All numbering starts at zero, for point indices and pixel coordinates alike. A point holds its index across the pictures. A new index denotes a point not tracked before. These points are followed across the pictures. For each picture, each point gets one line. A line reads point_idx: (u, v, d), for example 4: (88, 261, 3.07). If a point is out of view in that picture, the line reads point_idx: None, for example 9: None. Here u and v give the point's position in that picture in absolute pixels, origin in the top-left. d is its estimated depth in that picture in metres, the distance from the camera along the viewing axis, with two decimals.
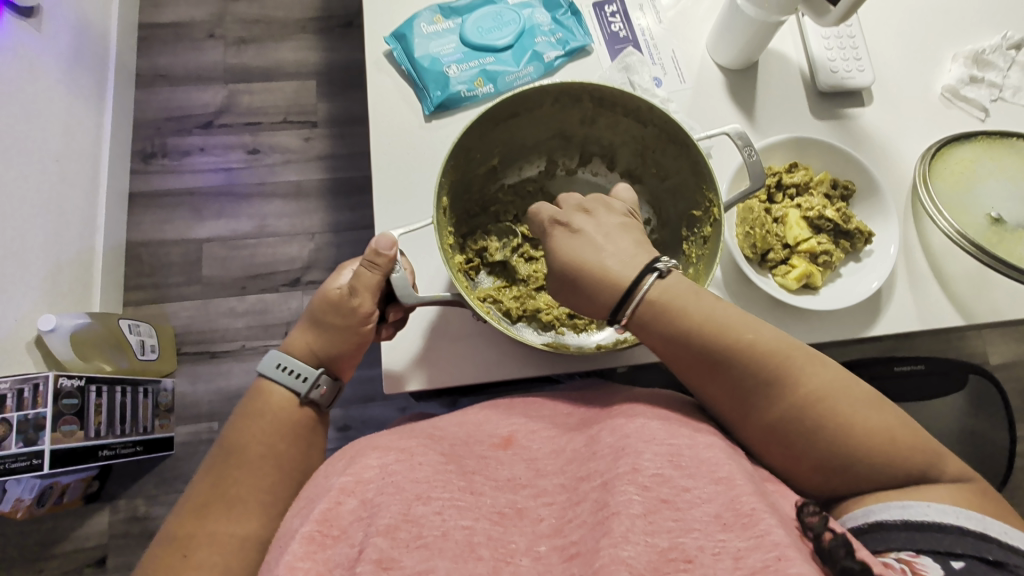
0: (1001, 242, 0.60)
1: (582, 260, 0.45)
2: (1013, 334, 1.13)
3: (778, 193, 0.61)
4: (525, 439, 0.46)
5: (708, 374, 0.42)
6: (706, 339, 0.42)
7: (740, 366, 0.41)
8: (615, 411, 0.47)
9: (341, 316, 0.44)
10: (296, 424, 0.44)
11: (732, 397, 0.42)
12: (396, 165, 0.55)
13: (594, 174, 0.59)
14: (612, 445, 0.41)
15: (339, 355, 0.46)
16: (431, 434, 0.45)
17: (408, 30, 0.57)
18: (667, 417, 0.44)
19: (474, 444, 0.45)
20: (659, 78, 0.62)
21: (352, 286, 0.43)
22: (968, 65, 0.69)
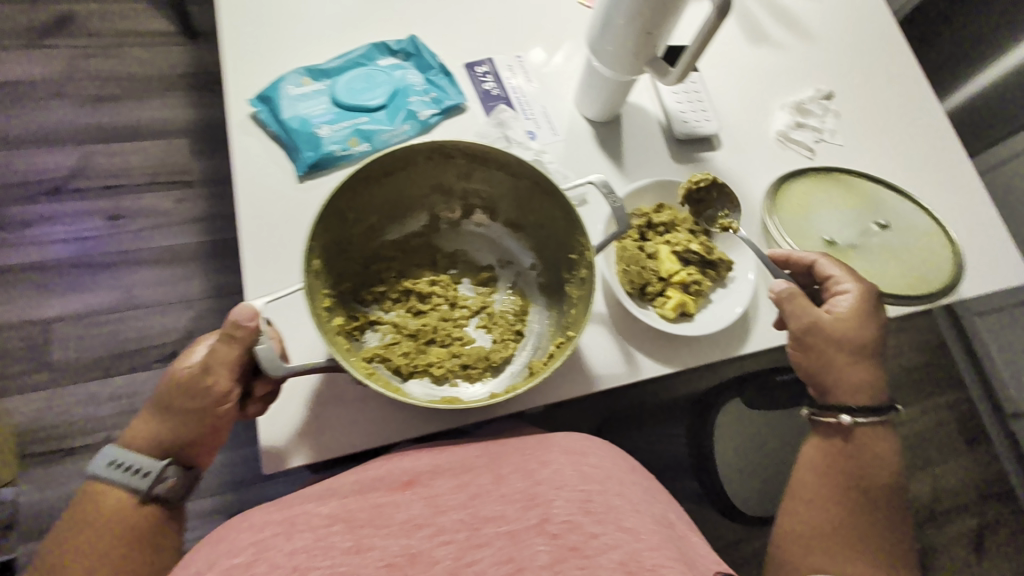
0: (837, 261, 0.69)
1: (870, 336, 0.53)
2: None
3: (649, 231, 0.65)
4: (425, 481, 0.43)
5: (839, 487, 0.50)
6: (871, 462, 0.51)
7: (873, 490, 0.50)
8: (523, 452, 0.46)
9: (193, 398, 0.39)
10: (139, 529, 0.38)
11: (841, 515, 0.49)
12: (267, 227, 0.52)
13: (477, 225, 0.60)
14: (524, 491, 0.41)
15: (192, 440, 0.40)
16: (323, 494, 0.43)
17: (273, 92, 0.56)
18: (579, 462, 0.44)
19: (369, 492, 0.42)
20: (533, 131, 0.66)
21: (204, 364, 0.39)
22: (793, 113, 0.81)
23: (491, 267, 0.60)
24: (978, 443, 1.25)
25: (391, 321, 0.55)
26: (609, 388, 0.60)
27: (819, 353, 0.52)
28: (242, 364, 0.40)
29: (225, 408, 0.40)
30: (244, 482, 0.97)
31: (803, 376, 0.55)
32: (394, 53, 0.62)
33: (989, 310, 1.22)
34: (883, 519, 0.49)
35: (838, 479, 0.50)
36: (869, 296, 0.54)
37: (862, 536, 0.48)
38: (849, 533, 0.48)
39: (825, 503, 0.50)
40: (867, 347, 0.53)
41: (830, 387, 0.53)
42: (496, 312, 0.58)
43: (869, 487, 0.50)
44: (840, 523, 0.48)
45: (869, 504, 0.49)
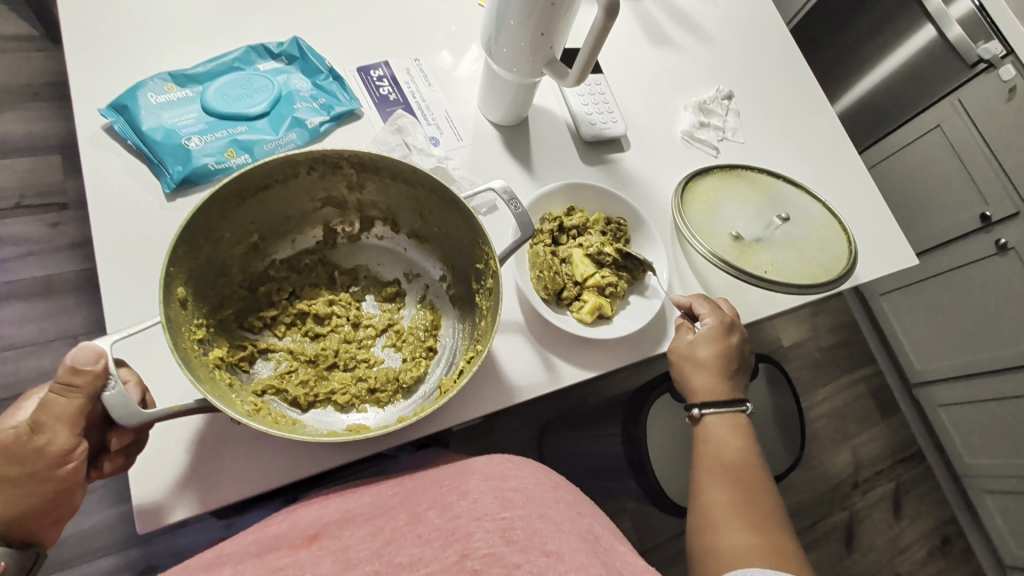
0: (744, 255, 0.71)
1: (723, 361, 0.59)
2: (794, 320, 1.35)
3: (562, 235, 0.64)
4: (334, 532, 0.37)
5: (727, 488, 0.52)
6: (745, 458, 0.55)
7: (753, 480, 0.53)
8: (440, 481, 0.41)
9: (21, 462, 0.33)
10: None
11: (735, 511, 0.51)
12: (130, 254, 0.46)
13: (379, 238, 0.57)
14: (441, 527, 0.36)
15: (25, 513, 0.35)
16: (212, 564, 0.35)
17: (131, 100, 0.50)
18: (501, 488, 0.39)
19: (268, 553, 0.35)
20: (436, 137, 0.63)
21: (33, 421, 0.33)
22: (697, 112, 0.82)
23: (397, 281, 0.57)
24: (890, 413, 1.34)
25: (286, 348, 0.50)
26: (529, 399, 0.58)
27: (670, 363, 0.61)
28: (86, 415, 0.35)
29: (66, 469, 0.35)
30: (149, 534, 0.88)
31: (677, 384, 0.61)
32: (275, 55, 0.58)
33: (892, 289, 1.30)
34: (771, 507, 0.52)
35: (715, 468, 0.54)
36: (719, 321, 0.60)
37: (746, 511, 0.51)
38: (735, 514, 0.50)
39: (710, 492, 0.53)
40: (717, 361, 0.59)
41: (684, 390, 0.60)
42: (404, 329, 0.55)
43: (752, 481, 0.53)
44: (727, 506, 0.51)
45: (751, 494, 0.52)
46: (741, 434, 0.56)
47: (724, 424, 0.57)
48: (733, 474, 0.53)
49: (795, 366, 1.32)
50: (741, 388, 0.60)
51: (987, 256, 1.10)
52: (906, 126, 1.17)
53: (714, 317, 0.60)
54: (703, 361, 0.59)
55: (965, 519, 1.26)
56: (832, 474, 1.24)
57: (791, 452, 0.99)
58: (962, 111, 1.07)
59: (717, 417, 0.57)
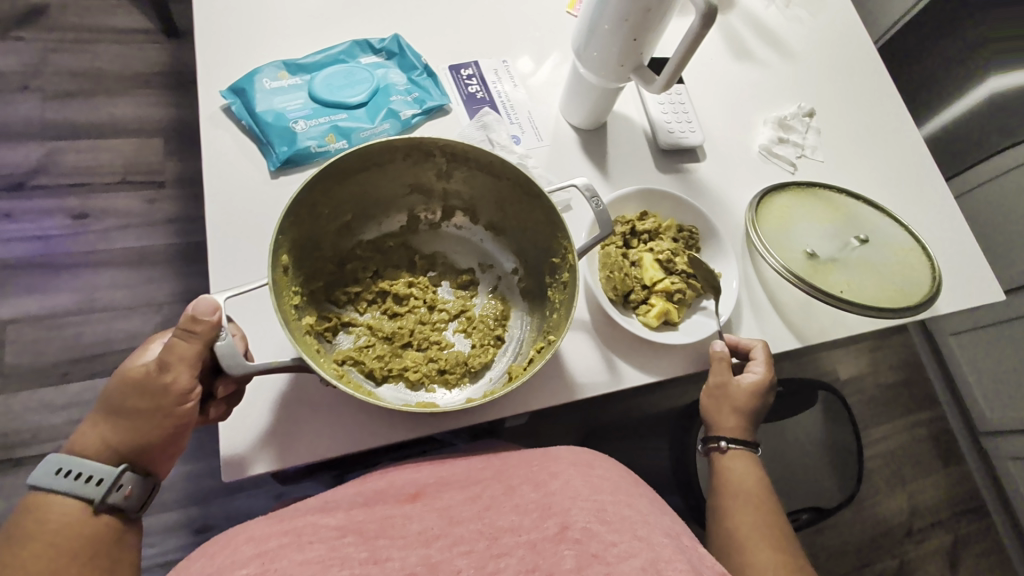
0: (817, 274, 0.69)
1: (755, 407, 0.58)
2: (854, 352, 1.30)
3: (633, 239, 0.64)
4: (434, 492, 0.38)
5: (753, 517, 0.53)
6: (765, 490, 0.56)
7: (774, 511, 0.54)
8: (530, 461, 0.42)
9: (151, 397, 0.37)
10: (93, 541, 0.35)
11: (762, 537, 0.52)
12: (238, 223, 0.50)
13: (458, 228, 0.59)
14: (537, 501, 0.37)
15: (149, 444, 0.38)
16: (324, 506, 0.37)
17: (248, 84, 0.54)
18: (588, 473, 0.39)
19: (377, 504, 0.37)
20: (517, 135, 0.65)
21: (162, 360, 0.37)
22: (775, 128, 0.81)
23: (471, 270, 0.58)
24: (953, 461, 1.25)
25: (366, 323, 0.52)
26: (589, 396, 0.58)
27: (704, 397, 0.60)
28: (203, 360, 0.38)
29: (184, 407, 0.38)
30: (209, 494, 0.93)
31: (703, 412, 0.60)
32: (377, 51, 0.61)
33: (965, 328, 1.23)
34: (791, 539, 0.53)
35: (740, 496, 0.55)
36: (769, 378, 0.58)
37: (772, 534, 0.52)
38: (762, 539, 0.52)
39: (736, 517, 0.53)
40: (749, 407, 0.58)
41: (708, 420, 0.59)
42: (475, 316, 0.56)
43: (774, 513, 0.54)
44: (754, 531, 0.52)
45: (775, 525, 0.53)
46: (761, 469, 0.57)
47: (746, 459, 0.57)
48: (756, 501, 0.54)
49: (854, 400, 1.26)
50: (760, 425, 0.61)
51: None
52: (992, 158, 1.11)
53: (763, 372, 0.59)
54: (740, 408, 0.58)
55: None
56: (888, 517, 1.18)
57: (844, 485, 0.96)
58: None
59: (739, 452, 0.58)
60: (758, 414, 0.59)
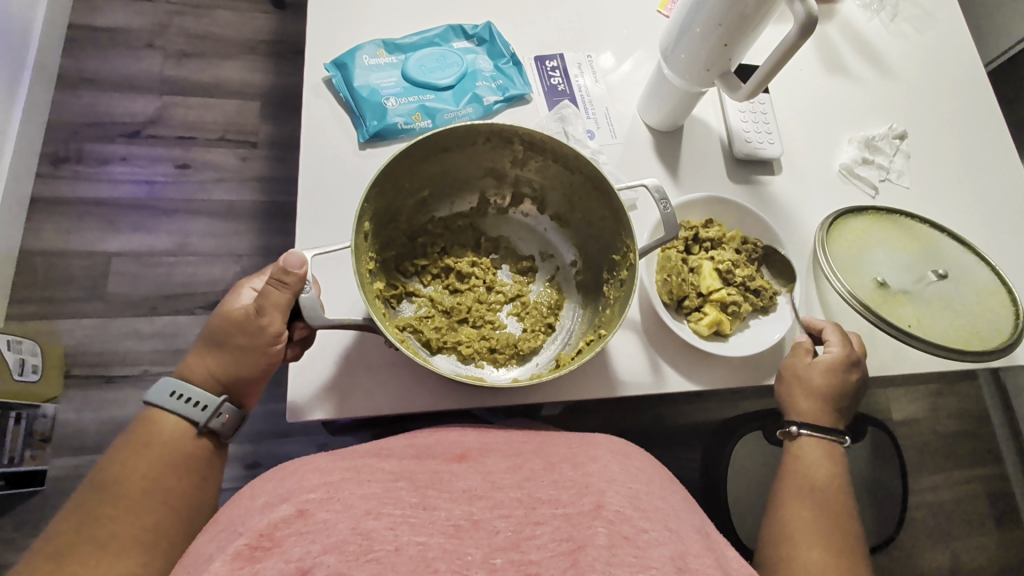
0: (885, 305, 0.67)
1: (833, 389, 0.57)
2: (915, 394, 1.23)
3: (695, 244, 0.64)
4: (479, 457, 0.42)
5: (813, 511, 0.52)
6: (835, 486, 0.54)
7: (839, 508, 0.53)
8: (570, 444, 0.45)
9: (250, 336, 0.43)
10: (192, 456, 0.43)
11: (817, 533, 0.51)
12: (326, 187, 0.54)
13: (524, 215, 0.61)
14: (574, 479, 0.39)
15: (244, 377, 0.45)
16: (379, 451, 0.42)
17: (350, 60, 0.58)
18: (625, 462, 0.42)
19: (426, 459, 0.41)
20: (592, 131, 0.66)
21: (258, 307, 0.42)
22: (861, 148, 0.78)
23: (532, 257, 0.61)
24: (1009, 524, 1.18)
25: (428, 295, 0.55)
26: (631, 396, 0.59)
27: (780, 381, 0.60)
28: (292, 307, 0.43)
29: (275, 347, 0.44)
30: (260, 435, 1.01)
31: (778, 398, 0.60)
32: (468, 36, 0.64)
33: None
34: (852, 538, 0.51)
35: (802, 487, 0.54)
36: (848, 352, 0.58)
37: (828, 532, 0.51)
38: (815, 536, 0.50)
39: (793, 509, 0.53)
40: (827, 390, 0.57)
41: (784, 406, 0.59)
42: (530, 302, 0.58)
43: (838, 509, 0.52)
44: (808, 524, 0.51)
45: (835, 519, 0.52)
46: (835, 462, 0.56)
47: (819, 446, 0.56)
48: (820, 495, 0.53)
49: (906, 443, 1.20)
50: (844, 418, 0.59)
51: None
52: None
53: (840, 351, 0.58)
54: (821, 389, 0.57)
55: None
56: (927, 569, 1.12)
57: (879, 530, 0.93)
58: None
59: (812, 439, 0.57)
60: (842, 399, 0.58)
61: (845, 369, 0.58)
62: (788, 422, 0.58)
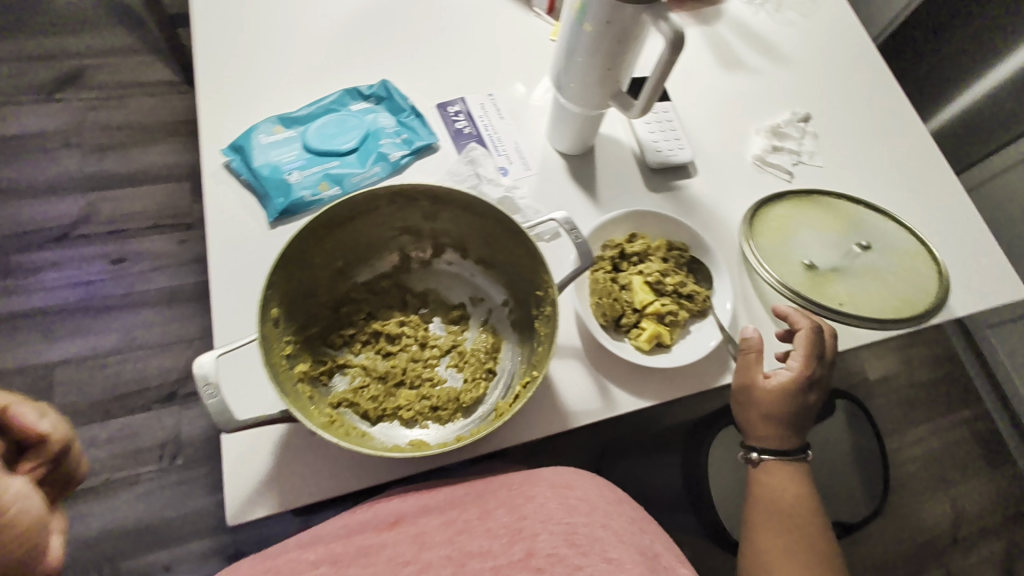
0: (817, 287, 0.68)
1: (793, 410, 0.57)
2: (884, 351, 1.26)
3: (623, 261, 0.65)
4: (412, 519, 0.42)
5: (785, 538, 0.53)
6: (799, 504, 0.56)
7: (808, 528, 0.54)
8: (512, 484, 0.45)
9: None
10: None
11: (790, 559, 0.52)
12: (239, 274, 0.53)
13: (449, 263, 0.61)
14: (510, 526, 0.40)
15: None
16: (310, 541, 0.41)
17: (246, 141, 0.58)
18: (565, 496, 0.43)
19: (358, 534, 0.41)
20: (505, 167, 0.66)
21: None
22: (769, 137, 0.81)
23: (463, 304, 0.60)
24: (1000, 463, 1.21)
25: (360, 364, 0.55)
26: (583, 425, 0.59)
27: (735, 405, 0.59)
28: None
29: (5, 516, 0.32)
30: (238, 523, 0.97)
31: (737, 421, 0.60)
32: (366, 97, 0.64)
33: (1002, 321, 1.20)
34: (827, 556, 0.53)
35: (770, 511, 0.56)
36: (808, 372, 0.57)
37: (799, 551, 0.53)
38: (789, 558, 0.52)
39: (765, 535, 0.54)
40: (784, 412, 0.57)
41: (744, 430, 0.59)
42: (467, 350, 0.58)
43: (808, 530, 0.54)
44: (782, 552, 0.53)
45: (807, 541, 0.53)
46: (799, 480, 0.57)
47: (782, 468, 0.57)
48: (788, 519, 0.55)
49: (886, 401, 1.23)
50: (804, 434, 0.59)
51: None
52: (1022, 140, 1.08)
53: (797, 369, 0.57)
54: (781, 410, 0.57)
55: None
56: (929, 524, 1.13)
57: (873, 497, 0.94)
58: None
59: (775, 463, 0.58)
60: (799, 417, 0.57)
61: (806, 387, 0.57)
62: (751, 447, 0.59)
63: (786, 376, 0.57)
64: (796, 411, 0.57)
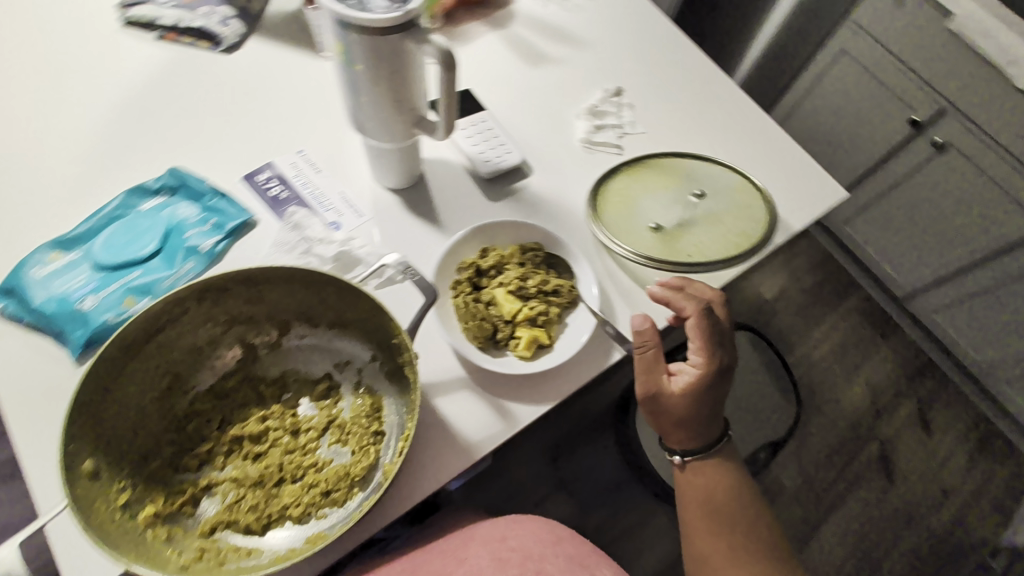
0: (669, 245, 0.72)
1: (701, 410, 0.59)
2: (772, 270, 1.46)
3: (482, 278, 0.64)
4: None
5: (716, 533, 0.60)
6: (722, 494, 0.61)
7: (734, 515, 0.60)
8: (456, 549, 0.57)
9: None
10: None
11: (724, 551, 0.59)
12: (49, 433, 0.46)
13: (301, 336, 0.56)
14: None
15: None
16: None
17: (17, 281, 0.50)
18: (499, 550, 0.55)
19: None
20: (336, 221, 0.63)
21: None
22: (590, 118, 0.84)
23: (329, 375, 0.56)
24: (890, 332, 1.41)
25: (229, 478, 0.49)
26: (491, 451, 0.57)
27: (648, 411, 0.61)
28: None
29: None
30: None
31: (656, 428, 0.63)
32: (156, 191, 0.59)
33: (852, 215, 1.37)
34: (755, 534, 0.60)
35: (701, 508, 0.61)
36: (707, 369, 0.59)
37: (730, 542, 0.59)
38: (722, 550, 0.59)
39: (700, 534, 0.61)
40: (693, 414, 0.59)
41: (665, 436, 0.63)
42: (347, 421, 0.54)
43: (735, 517, 0.60)
44: (717, 548, 0.59)
45: (736, 529, 0.60)
46: (722, 469, 0.62)
47: (704, 464, 0.62)
48: (716, 512, 0.61)
49: (784, 312, 1.40)
50: (721, 422, 0.63)
51: (927, 159, 1.16)
52: (811, 62, 1.27)
53: (695, 369, 0.59)
54: (689, 414, 0.59)
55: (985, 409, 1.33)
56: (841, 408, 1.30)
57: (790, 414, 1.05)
58: (866, 37, 1.17)
59: (697, 462, 0.62)
60: (711, 410, 0.60)
61: (710, 382, 0.58)
62: (674, 450, 0.63)
63: (687, 380, 0.59)
64: (706, 408, 0.59)
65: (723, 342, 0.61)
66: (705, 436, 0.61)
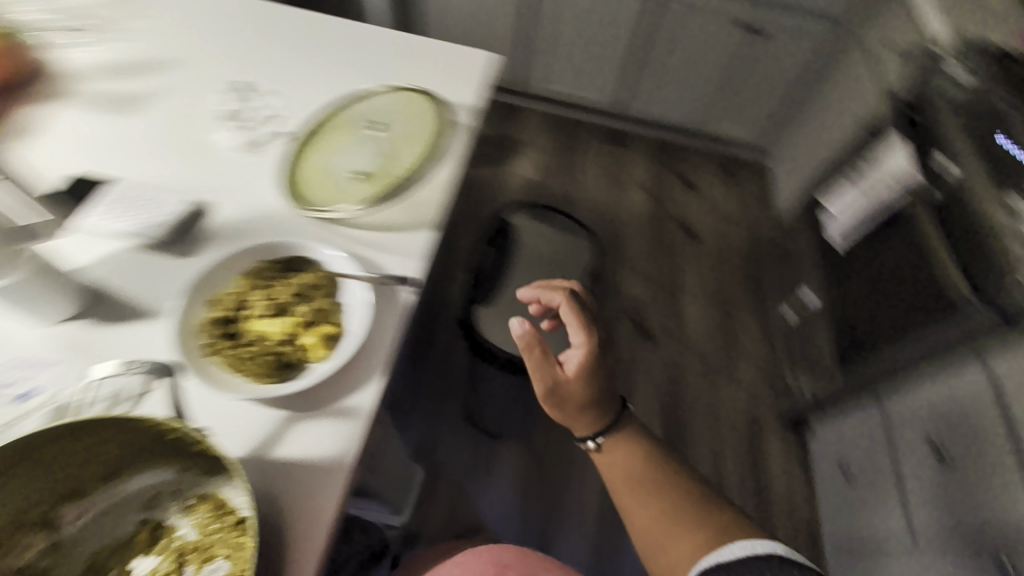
0: (381, 183, 0.72)
1: (603, 382, 0.76)
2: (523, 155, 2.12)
3: (234, 325, 0.60)
4: None
5: (649, 500, 0.71)
6: (638, 466, 0.74)
7: (654, 477, 0.73)
8: None
9: None
10: None
11: (660, 512, 0.70)
12: None
13: (79, 519, 0.51)
14: None
15: None
16: None
17: None
18: None
19: None
20: (31, 386, 0.57)
21: None
22: (230, 123, 0.79)
23: (145, 521, 0.53)
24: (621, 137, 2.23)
25: None
26: (359, 453, 0.56)
27: (551, 398, 0.74)
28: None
29: None
30: None
31: (564, 420, 0.77)
32: None
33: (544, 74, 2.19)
34: (679, 483, 0.73)
35: (631, 484, 0.74)
36: (588, 345, 0.75)
37: (666, 503, 0.71)
38: (662, 511, 0.70)
39: (639, 509, 0.72)
40: (595, 395, 0.75)
41: (574, 427, 0.77)
42: (197, 539, 0.51)
43: (658, 480, 0.73)
44: (654, 510, 0.70)
45: (662, 487, 0.72)
46: (628, 442, 0.77)
47: (615, 442, 0.77)
48: (642, 481, 0.73)
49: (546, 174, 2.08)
50: (617, 404, 0.79)
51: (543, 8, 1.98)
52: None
53: (581, 349, 0.75)
54: (596, 396, 0.75)
55: (700, 142, 2.22)
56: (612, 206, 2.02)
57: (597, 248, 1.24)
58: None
59: (611, 442, 0.77)
60: (603, 393, 0.76)
61: (595, 358, 0.75)
62: (586, 437, 0.77)
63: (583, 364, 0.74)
64: (603, 388, 0.76)
65: (590, 322, 0.79)
66: (604, 415, 0.77)
